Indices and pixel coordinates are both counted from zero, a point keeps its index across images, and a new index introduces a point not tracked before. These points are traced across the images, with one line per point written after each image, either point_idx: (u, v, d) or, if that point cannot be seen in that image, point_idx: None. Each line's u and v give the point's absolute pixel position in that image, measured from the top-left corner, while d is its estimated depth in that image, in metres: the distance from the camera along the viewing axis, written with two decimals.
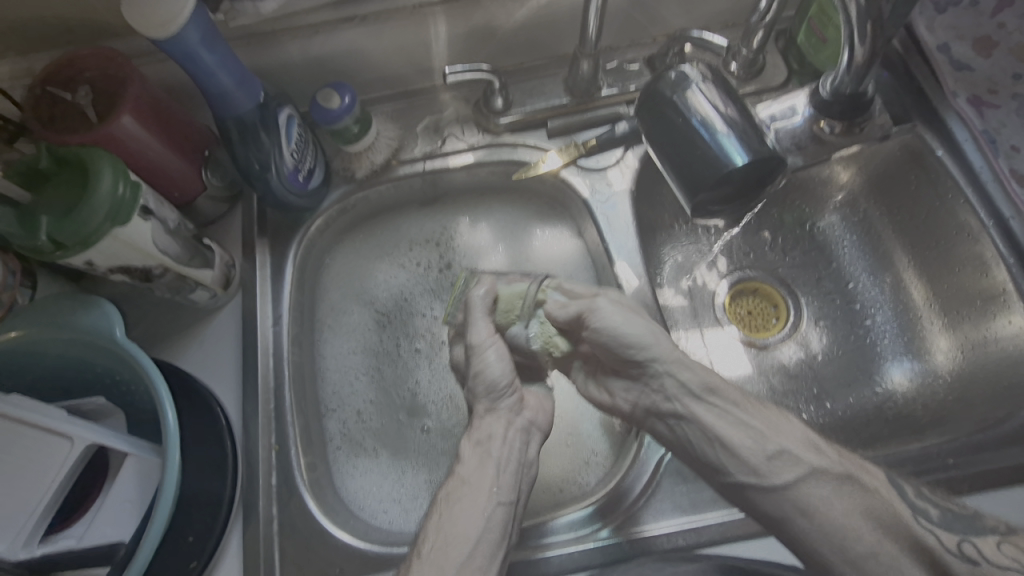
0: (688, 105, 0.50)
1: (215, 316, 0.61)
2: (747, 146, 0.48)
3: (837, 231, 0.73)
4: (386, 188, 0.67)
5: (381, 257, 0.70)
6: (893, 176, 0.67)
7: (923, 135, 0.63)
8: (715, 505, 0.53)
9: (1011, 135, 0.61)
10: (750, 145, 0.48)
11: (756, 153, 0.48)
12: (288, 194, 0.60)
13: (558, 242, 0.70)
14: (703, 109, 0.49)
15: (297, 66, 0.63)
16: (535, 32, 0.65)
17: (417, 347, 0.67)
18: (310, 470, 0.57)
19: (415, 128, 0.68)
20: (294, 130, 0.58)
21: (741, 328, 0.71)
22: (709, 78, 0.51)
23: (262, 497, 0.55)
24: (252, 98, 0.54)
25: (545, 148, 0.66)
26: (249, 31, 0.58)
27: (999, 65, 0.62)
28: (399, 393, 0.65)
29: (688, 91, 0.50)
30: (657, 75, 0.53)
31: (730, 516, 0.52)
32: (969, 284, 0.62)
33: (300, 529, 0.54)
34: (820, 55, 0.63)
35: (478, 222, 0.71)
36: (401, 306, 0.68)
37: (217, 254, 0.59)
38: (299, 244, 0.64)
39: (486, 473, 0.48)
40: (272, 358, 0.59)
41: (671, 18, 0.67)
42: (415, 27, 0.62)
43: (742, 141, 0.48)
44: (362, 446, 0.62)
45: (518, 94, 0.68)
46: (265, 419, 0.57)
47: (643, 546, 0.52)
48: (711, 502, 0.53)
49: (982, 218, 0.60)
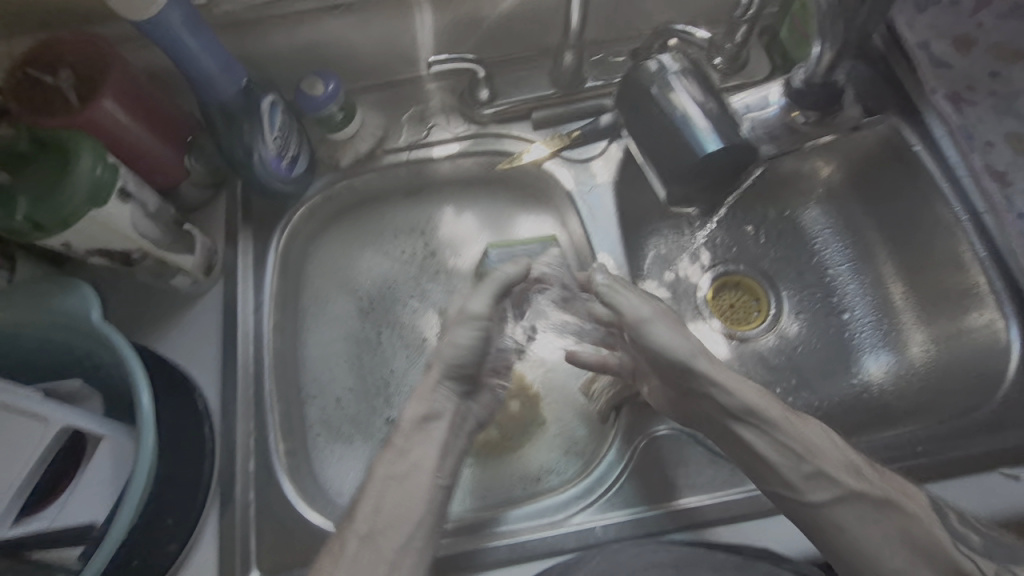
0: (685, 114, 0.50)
1: (198, 300, 0.61)
2: (725, 136, 0.49)
3: (817, 223, 0.74)
4: (373, 176, 0.68)
5: (364, 246, 0.70)
6: (872, 167, 0.68)
7: (901, 129, 0.65)
8: (686, 491, 0.54)
9: (987, 131, 0.61)
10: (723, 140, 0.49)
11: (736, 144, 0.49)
12: (271, 178, 0.60)
13: (541, 231, 0.70)
14: (687, 108, 0.50)
15: (285, 55, 0.63)
16: (520, 23, 0.65)
17: (401, 336, 0.68)
18: (289, 454, 0.58)
19: (400, 117, 0.68)
20: (278, 117, 0.58)
21: (723, 321, 0.72)
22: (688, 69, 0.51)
23: (239, 483, 0.54)
24: (235, 82, 0.54)
25: (530, 139, 0.67)
26: (236, 19, 0.59)
27: (977, 64, 0.65)
28: (376, 373, 0.66)
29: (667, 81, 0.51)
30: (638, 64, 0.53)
31: (698, 501, 0.53)
32: (944, 278, 0.63)
33: (278, 513, 0.54)
34: (804, 50, 0.64)
35: (462, 210, 0.72)
36: (384, 296, 0.69)
37: (200, 240, 0.59)
38: (282, 232, 0.65)
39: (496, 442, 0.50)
40: (253, 346, 0.60)
41: (657, 12, 0.67)
42: (403, 16, 0.62)
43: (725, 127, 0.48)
44: (340, 431, 0.64)
45: (503, 84, 0.68)
46: (245, 404, 0.57)
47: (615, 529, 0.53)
48: (684, 488, 0.54)
49: (957, 213, 0.61)
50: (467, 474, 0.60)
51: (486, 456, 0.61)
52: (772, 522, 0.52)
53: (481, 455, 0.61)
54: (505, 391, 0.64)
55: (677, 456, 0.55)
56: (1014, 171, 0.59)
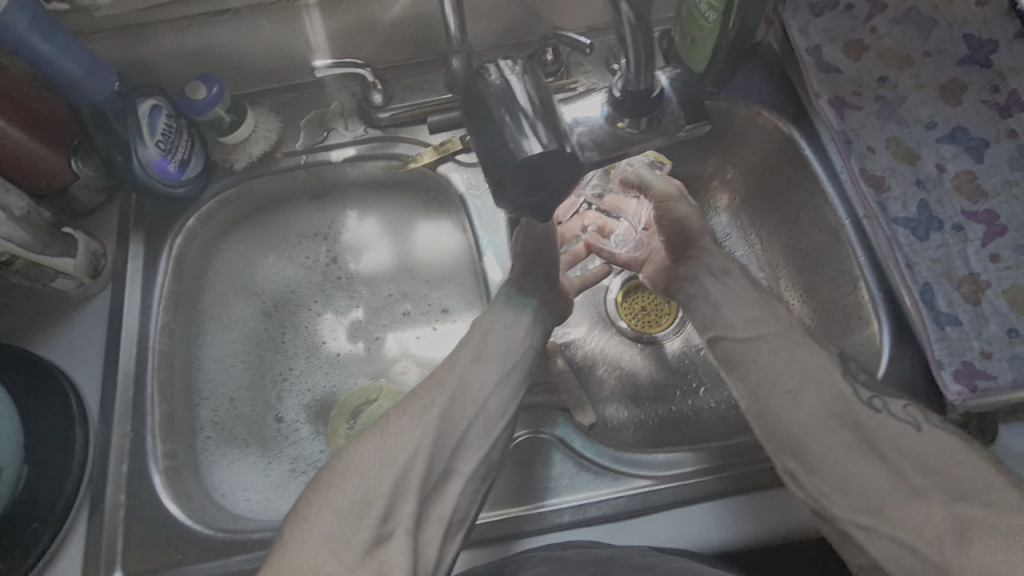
0: (597, 131, 0.42)
1: (84, 304, 0.61)
2: None
3: (722, 227, 0.74)
4: (271, 180, 0.68)
5: (266, 249, 0.71)
6: (770, 171, 0.68)
7: (792, 134, 0.64)
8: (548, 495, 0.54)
9: (867, 136, 0.62)
10: (574, 142, 0.42)
11: (638, 119, 0.42)
12: (154, 182, 0.60)
13: (441, 235, 0.71)
14: (519, 109, 0.41)
15: (175, 58, 0.63)
16: (414, 27, 0.66)
17: (299, 338, 0.68)
18: (168, 458, 0.57)
19: (298, 121, 0.68)
20: (161, 121, 0.59)
21: (633, 324, 0.73)
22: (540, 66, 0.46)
23: (111, 485, 0.55)
24: (104, 85, 0.55)
25: (426, 143, 0.67)
26: (120, 23, 0.59)
27: (866, 69, 0.65)
28: (274, 377, 0.66)
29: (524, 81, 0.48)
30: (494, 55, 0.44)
31: (557, 505, 0.53)
32: (832, 281, 0.63)
33: (148, 515, 0.54)
34: (692, 55, 0.64)
35: (366, 214, 0.72)
36: (285, 299, 0.70)
37: (82, 242, 0.59)
38: (176, 235, 0.65)
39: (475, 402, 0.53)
40: (136, 348, 0.60)
41: (554, 17, 0.68)
42: (292, 20, 0.62)
43: (613, 110, 0.42)
44: (231, 434, 0.63)
45: (399, 89, 0.68)
46: (124, 407, 0.57)
47: (528, 522, 0.53)
48: (546, 491, 0.54)
49: (840, 215, 0.61)
50: None
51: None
52: (682, 513, 0.53)
53: None
54: (390, 400, 0.64)
55: (546, 459, 0.55)
56: (890, 176, 0.61)
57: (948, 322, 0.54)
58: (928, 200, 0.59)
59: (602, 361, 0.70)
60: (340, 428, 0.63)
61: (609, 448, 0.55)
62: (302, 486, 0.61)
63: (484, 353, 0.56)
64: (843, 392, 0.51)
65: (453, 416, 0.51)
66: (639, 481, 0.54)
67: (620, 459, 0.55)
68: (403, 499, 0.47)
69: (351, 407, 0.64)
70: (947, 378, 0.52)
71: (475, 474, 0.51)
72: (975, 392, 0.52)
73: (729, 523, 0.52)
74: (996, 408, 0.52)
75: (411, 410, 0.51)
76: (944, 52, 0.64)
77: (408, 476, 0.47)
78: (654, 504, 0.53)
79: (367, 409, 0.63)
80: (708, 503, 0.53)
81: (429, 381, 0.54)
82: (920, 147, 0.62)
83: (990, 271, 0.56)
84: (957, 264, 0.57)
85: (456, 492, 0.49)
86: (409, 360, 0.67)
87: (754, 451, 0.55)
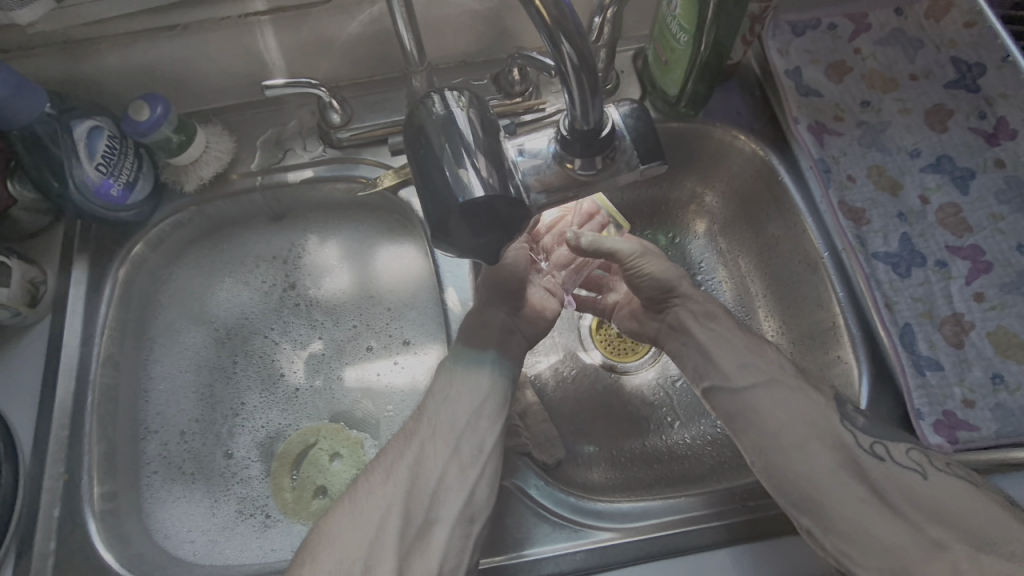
0: (543, 168, 0.41)
1: (23, 334, 0.58)
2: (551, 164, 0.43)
3: (699, 252, 0.71)
4: (225, 202, 0.65)
5: (221, 273, 0.67)
6: (749, 196, 0.65)
7: (770, 159, 0.61)
8: (504, 548, 0.51)
9: (848, 164, 0.59)
10: (518, 181, 0.39)
11: (590, 160, 0.40)
12: (95, 206, 0.57)
13: (404, 260, 0.68)
14: (460, 138, 0.38)
15: (121, 75, 0.60)
16: (376, 44, 0.63)
17: (254, 368, 0.65)
18: (106, 500, 0.54)
19: (254, 141, 0.65)
20: (100, 143, 0.56)
21: (606, 352, 0.70)
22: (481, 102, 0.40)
23: (41, 530, 0.52)
24: (34, 106, 0.52)
25: (387, 165, 0.64)
26: (60, 39, 0.56)
27: (849, 92, 0.62)
28: (227, 412, 0.63)
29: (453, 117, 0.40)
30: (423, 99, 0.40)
31: (513, 558, 0.50)
32: (810, 316, 0.60)
33: (81, 562, 0.51)
34: (665, 77, 0.60)
35: (326, 237, 0.69)
36: (239, 327, 0.66)
37: (18, 270, 0.56)
38: (123, 260, 0.61)
39: None
40: (75, 381, 0.57)
41: (522, 34, 0.64)
42: (244, 36, 0.59)
43: (561, 149, 0.40)
44: (178, 471, 0.60)
45: (360, 108, 0.65)
46: (58, 446, 0.54)
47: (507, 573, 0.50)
48: (502, 543, 0.51)
49: (819, 248, 0.58)
50: (297, 523, 0.58)
51: (312, 509, 0.59)
52: (653, 566, 0.49)
53: (309, 507, 0.59)
54: (331, 441, 0.62)
55: (504, 507, 0.52)
56: (870, 209, 0.58)
57: (928, 367, 0.52)
58: (910, 233, 0.57)
59: (565, 396, 0.66)
60: (283, 481, 0.60)
61: (568, 495, 0.52)
62: (249, 530, 0.58)
63: (450, 394, 0.52)
64: (846, 444, 0.47)
65: (422, 476, 0.48)
66: (600, 533, 0.51)
67: (583, 508, 0.52)
68: (380, 563, 0.44)
69: (292, 455, 0.61)
70: (926, 429, 0.50)
71: (461, 517, 0.47)
72: (956, 445, 0.49)
73: (730, 573, 0.49)
74: (979, 459, 0.49)
75: (380, 468, 0.49)
76: (929, 75, 0.61)
77: (384, 536, 0.45)
78: (615, 559, 0.50)
79: (308, 455, 0.62)
80: (709, 553, 0.50)
81: (398, 435, 0.51)
82: (904, 176, 0.59)
83: (975, 311, 0.54)
84: (940, 304, 0.54)
85: (443, 542, 0.46)
86: (366, 391, 0.64)
87: (725, 500, 0.51)
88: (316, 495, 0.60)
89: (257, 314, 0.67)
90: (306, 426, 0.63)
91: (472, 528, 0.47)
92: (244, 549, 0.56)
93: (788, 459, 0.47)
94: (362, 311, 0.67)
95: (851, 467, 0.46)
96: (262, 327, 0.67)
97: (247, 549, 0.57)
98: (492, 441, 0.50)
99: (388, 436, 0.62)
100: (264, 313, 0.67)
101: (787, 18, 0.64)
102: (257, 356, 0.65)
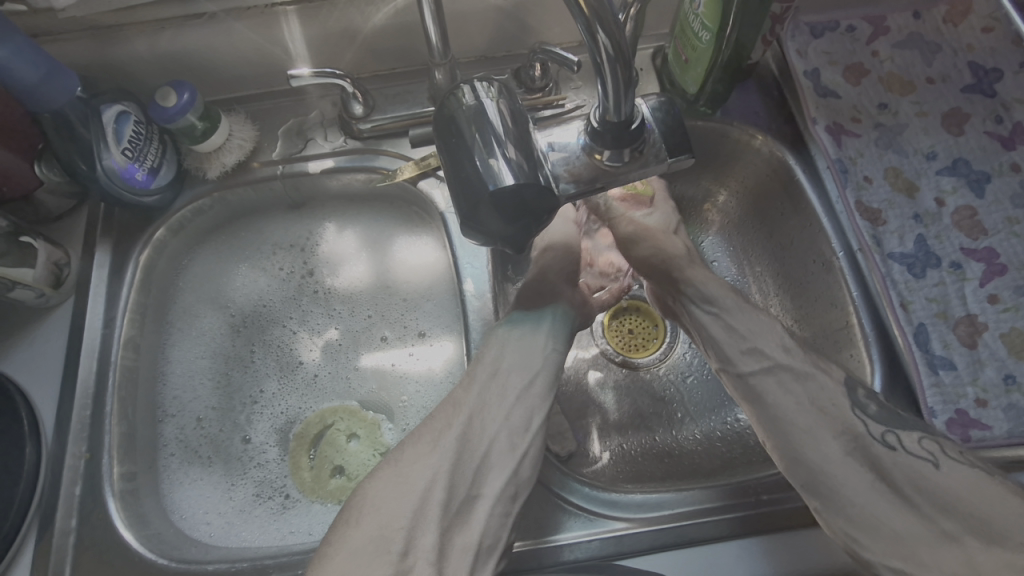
0: (572, 160, 0.42)
1: (47, 316, 0.59)
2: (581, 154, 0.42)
3: (712, 250, 0.71)
4: (246, 189, 0.65)
5: (239, 261, 0.68)
6: (763, 195, 0.66)
7: (787, 159, 0.62)
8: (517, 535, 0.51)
9: (865, 165, 0.60)
10: (548, 172, 0.40)
11: (619, 152, 0.41)
12: (122, 191, 0.58)
13: (420, 250, 0.69)
14: (490, 128, 0.38)
15: (147, 62, 0.61)
16: (399, 37, 0.63)
17: (271, 355, 0.66)
18: (126, 480, 0.55)
19: (276, 129, 0.66)
20: (126, 127, 0.57)
21: (618, 347, 0.70)
22: (507, 92, 0.41)
23: (62, 508, 0.53)
24: (66, 91, 0.53)
25: (408, 156, 0.64)
26: (90, 25, 0.57)
27: (866, 94, 0.62)
28: (244, 398, 0.64)
29: (476, 109, 0.39)
30: (451, 91, 0.41)
31: (528, 546, 0.51)
32: (823, 315, 0.60)
33: (100, 541, 0.52)
34: (685, 75, 0.61)
35: (344, 227, 0.70)
36: (257, 314, 0.67)
37: (44, 252, 0.57)
38: (145, 245, 0.62)
39: (503, 407, 0.50)
40: (97, 362, 0.57)
41: (543, 29, 0.65)
42: (270, 26, 0.60)
43: (590, 140, 0.41)
44: (196, 453, 0.60)
45: (382, 99, 0.66)
46: (80, 426, 0.55)
47: (521, 561, 0.50)
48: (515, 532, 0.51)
49: (833, 247, 0.58)
50: (315, 502, 0.59)
51: (329, 488, 0.60)
52: (666, 556, 0.50)
53: (327, 487, 0.60)
54: (347, 422, 0.63)
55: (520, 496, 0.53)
56: (887, 209, 0.58)
57: (942, 367, 0.52)
58: (926, 235, 0.57)
59: (577, 390, 0.67)
60: (301, 460, 0.61)
61: (583, 485, 0.53)
62: (268, 512, 0.58)
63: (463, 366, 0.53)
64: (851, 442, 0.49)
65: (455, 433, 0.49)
66: (615, 523, 0.51)
67: (599, 498, 0.52)
68: (406, 548, 0.44)
69: (309, 437, 0.63)
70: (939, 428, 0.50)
71: (503, 495, 0.47)
72: (969, 442, 0.50)
73: (740, 565, 0.50)
74: (992, 456, 0.50)
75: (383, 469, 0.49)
76: (947, 79, 0.62)
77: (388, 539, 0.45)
78: (628, 549, 0.50)
79: (325, 437, 0.63)
80: (707, 547, 0.50)
81: (447, 403, 0.51)
82: (920, 178, 0.60)
83: (988, 313, 0.54)
84: (955, 305, 0.55)
85: (484, 519, 0.46)
86: (382, 379, 0.65)
87: (738, 495, 0.52)
88: (333, 474, 0.61)
89: (275, 301, 0.68)
90: (322, 408, 0.64)
91: (513, 505, 0.47)
92: (262, 531, 0.57)
93: (801, 456, 0.48)
94: (378, 300, 0.68)
95: (867, 461, 0.47)
96: (279, 315, 0.67)
97: (266, 530, 0.57)
98: (538, 421, 0.51)
99: (405, 423, 0.63)
100: (282, 300, 0.68)
101: (806, 20, 0.64)
102: (274, 343, 0.66)
